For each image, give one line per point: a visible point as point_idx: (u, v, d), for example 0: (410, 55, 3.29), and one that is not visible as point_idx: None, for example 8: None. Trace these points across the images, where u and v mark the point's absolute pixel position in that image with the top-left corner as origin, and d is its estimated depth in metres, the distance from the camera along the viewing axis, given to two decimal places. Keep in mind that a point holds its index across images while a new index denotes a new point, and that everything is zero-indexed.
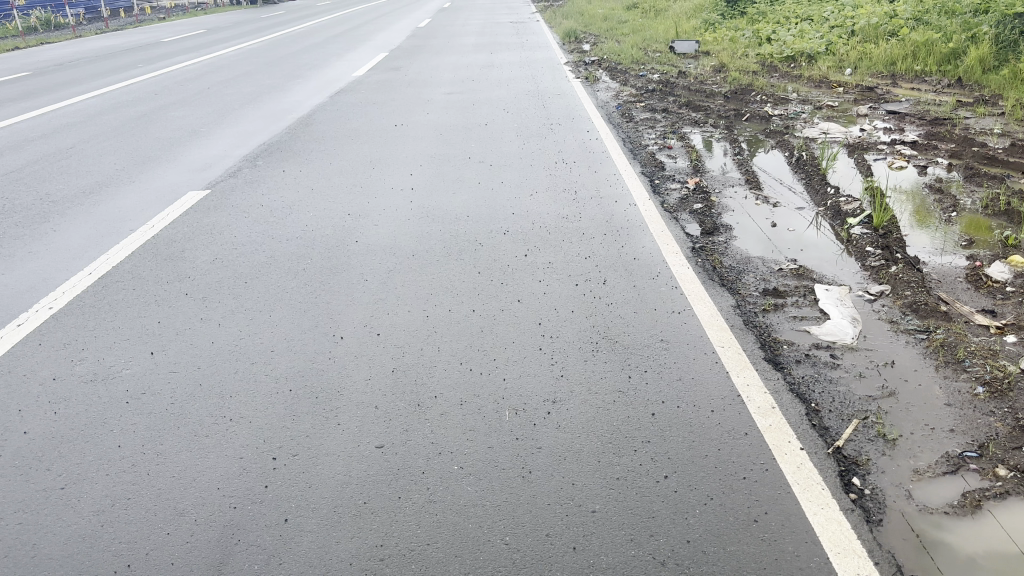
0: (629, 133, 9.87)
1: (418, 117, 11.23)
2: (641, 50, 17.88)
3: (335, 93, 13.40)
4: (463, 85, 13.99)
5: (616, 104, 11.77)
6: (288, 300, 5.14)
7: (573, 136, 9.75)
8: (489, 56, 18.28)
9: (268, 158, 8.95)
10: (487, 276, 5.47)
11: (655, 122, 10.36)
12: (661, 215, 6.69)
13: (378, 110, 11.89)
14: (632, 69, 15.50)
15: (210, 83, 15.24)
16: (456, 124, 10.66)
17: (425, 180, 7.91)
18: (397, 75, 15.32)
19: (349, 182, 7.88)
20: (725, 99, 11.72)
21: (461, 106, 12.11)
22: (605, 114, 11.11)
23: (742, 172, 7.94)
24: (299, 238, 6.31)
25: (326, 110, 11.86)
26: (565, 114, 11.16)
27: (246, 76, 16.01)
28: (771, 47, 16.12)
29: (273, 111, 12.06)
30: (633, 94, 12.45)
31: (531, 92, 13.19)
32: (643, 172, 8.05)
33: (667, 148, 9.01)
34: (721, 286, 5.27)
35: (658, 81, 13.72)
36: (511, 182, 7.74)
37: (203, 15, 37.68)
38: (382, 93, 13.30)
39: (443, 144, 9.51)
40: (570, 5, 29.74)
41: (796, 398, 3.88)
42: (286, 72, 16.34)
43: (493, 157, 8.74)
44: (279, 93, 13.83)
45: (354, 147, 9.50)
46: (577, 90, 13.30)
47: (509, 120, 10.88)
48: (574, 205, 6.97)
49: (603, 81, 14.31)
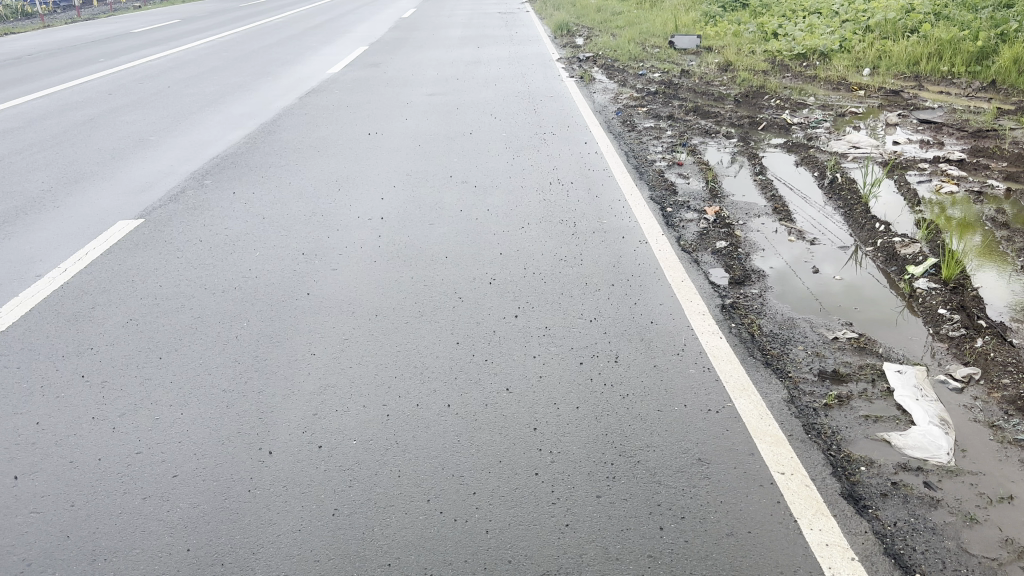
0: (632, 146, 8.73)
1: (395, 124, 10.06)
2: (639, 45, 16.77)
3: (305, 94, 12.17)
4: (447, 85, 12.82)
5: (616, 109, 10.66)
6: (209, 388, 3.99)
7: (568, 149, 8.60)
8: (475, 50, 17.07)
9: (219, 175, 7.79)
10: (465, 348, 4.33)
11: (660, 133, 9.25)
12: (678, 257, 5.55)
13: (350, 114, 10.70)
14: (630, 66, 14.39)
15: (171, 81, 13.97)
16: (437, 133, 9.50)
17: (398, 206, 6.77)
18: (375, 73, 14.12)
19: (308, 208, 6.74)
20: (737, 103, 10.64)
21: (443, 110, 10.94)
22: (604, 121, 9.98)
23: (768, 198, 6.82)
24: (237, 289, 5.15)
25: (293, 115, 10.66)
26: (558, 122, 10.01)
27: (211, 73, 14.74)
28: (779, 43, 15.02)
29: (233, 115, 10.84)
30: (634, 97, 11.35)
31: (522, 94, 12.04)
32: (651, 197, 6.92)
33: (677, 166, 7.86)
34: (766, 364, 4.16)
35: (660, 81, 12.60)
36: (497, 211, 6.60)
37: (180, 2, 36.22)
38: (357, 94, 12.11)
39: (421, 157, 8.36)
40: None
41: (895, 567, 2.78)
42: (255, 69, 15.08)
43: (478, 176, 7.60)
44: (243, 93, 12.59)
45: (320, 161, 8.34)
46: (571, 91, 12.14)
47: (496, 128, 9.73)
48: (572, 243, 5.83)
49: (599, 80, 13.17)
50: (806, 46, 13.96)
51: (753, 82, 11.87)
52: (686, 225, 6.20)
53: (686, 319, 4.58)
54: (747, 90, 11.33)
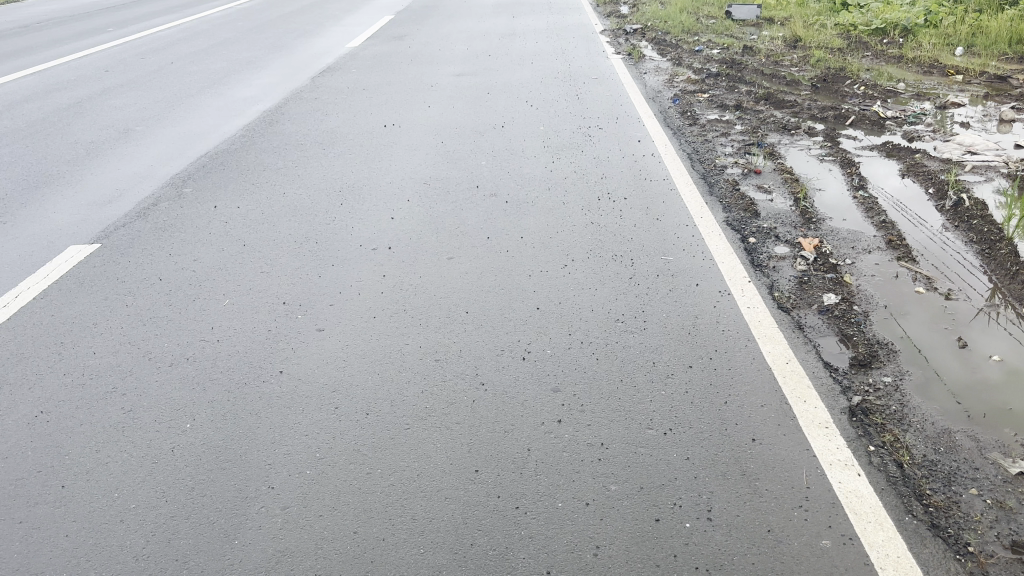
0: (696, 144, 7.31)
1: (415, 113, 8.72)
2: (691, 15, 15.16)
3: (319, 74, 10.86)
4: (477, 63, 11.42)
5: (672, 95, 9.22)
6: (116, 552, 2.75)
7: (617, 150, 7.21)
8: (510, 21, 15.58)
9: (203, 183, 6.55)
10: (487, 478, 3.04)
11: (728, 127, 7.81)
12: (774, 319, 4.19)
13: (366, 99, 9.38)
14: (684, 40, 12.84)
15: (176, 56, 12.73)
16: (464, 126, 8.15)
17: (411, 231, 5.48)
18: (397, 48, 12.75)
19: (300, 232, 5.47)
20: (815, 92, 9.15)
21: (472, 95, 9.57)
22: (659, 111, 8.56)
23: (878, 227, 5.41)
24: (190, 362, 3.91)
25: (301, 100, 9.36)
26: (604, 112, 8.60)
27: (220, 47, 13.45)
28: (852, 15, 13.34)
29: (234, 99, 9.57)
30: (691, 80, 9.87)
31: (562, 74, 10.61)
32: (727, 220, 5.54)
33: (754, 175, 6.45)
34: (930, 526, 2.82)
35: (720, 59, 11.10)
36: (533, 240, 5.27)
37: None
38: (375, 74, 10.77)
39: (444, 160, 7.04)
40: None
41: None
42: (269, 42, 13.77)
43: (509, 190, 6.26)
44: (250, 72, 11.30)
45: (324, 161, 7.06)
46: (617, 72, 10.67)
47: (531, 119, 8.35)
48: (632, 294, 4.49)
49: (650, 57, 11.68)
50: (885, 19, 12.32)
51: (830, 64, 10.33)
52: (778, 265, 4.82)
53: (801, 437, 3.24)
54: (824, 74, 9.81)
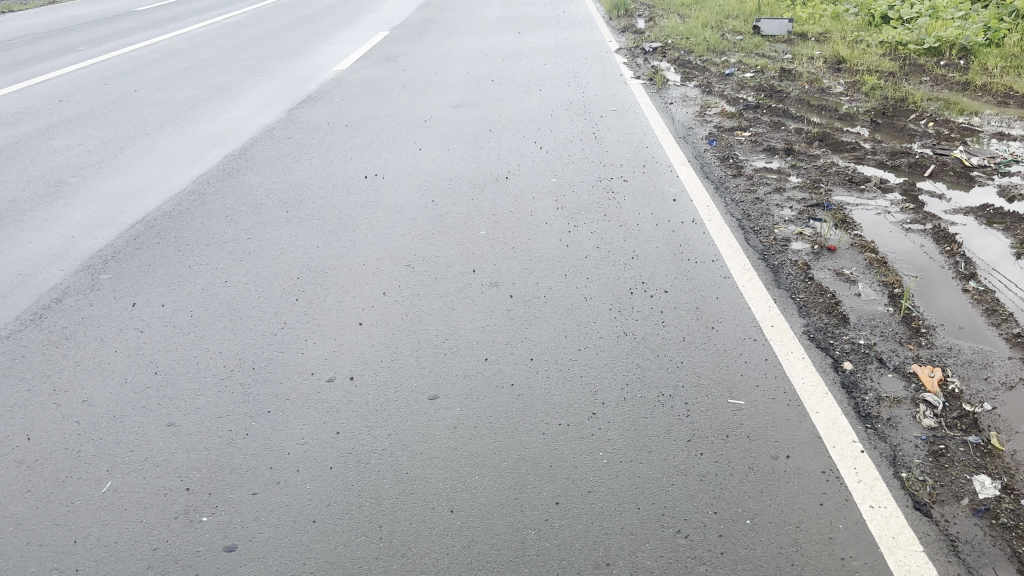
0: (745, 205, 5.90)
1: (403, 160, 7.36)
2: (715, 30, 13.83)
3: (298, 105, 9.54)
4: (479, 90, 10.10)
5: (707, 133, 7.85)
6: None
7: (648, 214, 5.81)
8: (515, 37, 14.26)
9: (129, 264, 5.22)
10: None
11: (781, 179, 6.42)
12: (912, 533, 2.80)
13: (347, 140, 8.02)
14: (711, 60, 11.50)
15: (143, 81, 11.42)
16: (460, 178, 6.78)
17: (382, 346, 4.11)
18: (390, 72, 11.43)
19: (234, 351, 4.09)
20: (876, 129, 7.75)
21: (471, 133, 8.21)
22: (694, 155, 7.18)
23: (1014, 345, 4.00)
24: None
25: (272, 141, 8.02)
26: (627, 158, 7.21)
27: (193, 70, 12.12)
28: (898, 31, 12.00)
29: (195, 139, 8.24)
30: (726, 113, 8.49)
31: (576, 105, 9.26)
32: (807, 330, 4.13)
33: (827, 255, 5.05)
34: None
35: (755, 85, 9.75)
36: (546, 366, 3.88)
37: None
38: (362, 106, 9.43)
39: (433, 229, 5.67)
40: None
41: None
42: (249, 64, 12.47)
43: (514, 276, 4.88)
44: (221, 102, 9.98)
45: (285, 230, 5.70)
46: (638, 102, 9.30)
47: (541, 168, 6.99)
48: (693, 472, 3.07)
49: (675, 81, 10.34)
50: (939, 37, 10.98)
51: (887, 93, 8.93)
52: (894, 419, 3.42)
53: None
54: (883, 106, 8.41)
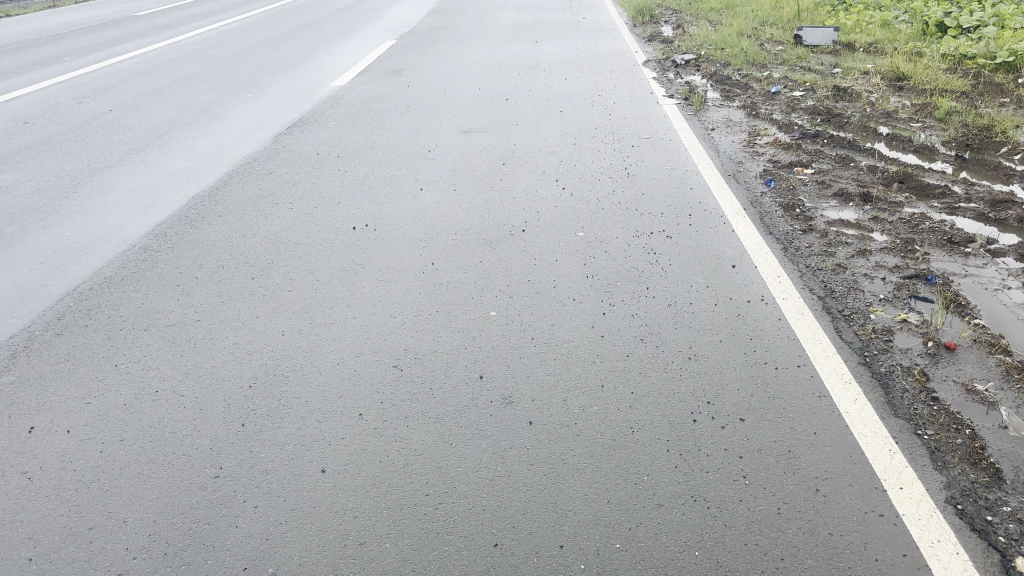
0: (825, 277, 4.70)
1: (400, 204, 6.19)
2: (752, 39, 12.63)
3: (286, 131, 8.41)
4: (492, 114, 8.97)
5: (761, 169, 6.65)
6: None
7: (702, 287, 4.61)
8: (532, 47, 13.09)
9: (39, 361, 4.06)
10: None
11: (864, 238, 5.23)
12: None
13: (336, 177, 6.86)
14: (752, 75, 10.31)
15: (120, 99, 10.34)
16: (467, 231, 5.60)
17: (349, 510, 2.92)
18: (394, 90, 10.29)
19: (143, 521, 2.93)
20: (963, 167, 6.54)
21: (482, 169, 7.03)
22: (751, 200, 5.98)
23: None
24: None
25: (250, 178, 6.88)
26: (668, 203, 6.00)
27: (177, 87, 11.00)
28: (962, 41, 10.75)
29: (163, 175, 7.11)
30: (780, 143, 7.27)
31: (602, 131, 8.08)
32: (953, 498, 2.93)
33: (948, 359, 3.85)
34: None
35: (808, 107, 8.56)
36: (583, 554, 2.68)
37: None
38: (358, 133, 8.28)
39: (432, 309, 4.49)
40: None
41: None
42: (240, 79, 11.37)
43: (534, 385, 3.69)
44: (201, 126, 8.87)
45: (244, 309, 4.53)
46: (675, 128, 8.09)
47: (564, 217, 5.81)
48: None
49: (714, 100, 9.15)
50: (1013, 50, 9.73)
51: (965, 118, 7.70)
52: None
53: None
54: (965, 135, 7.19)
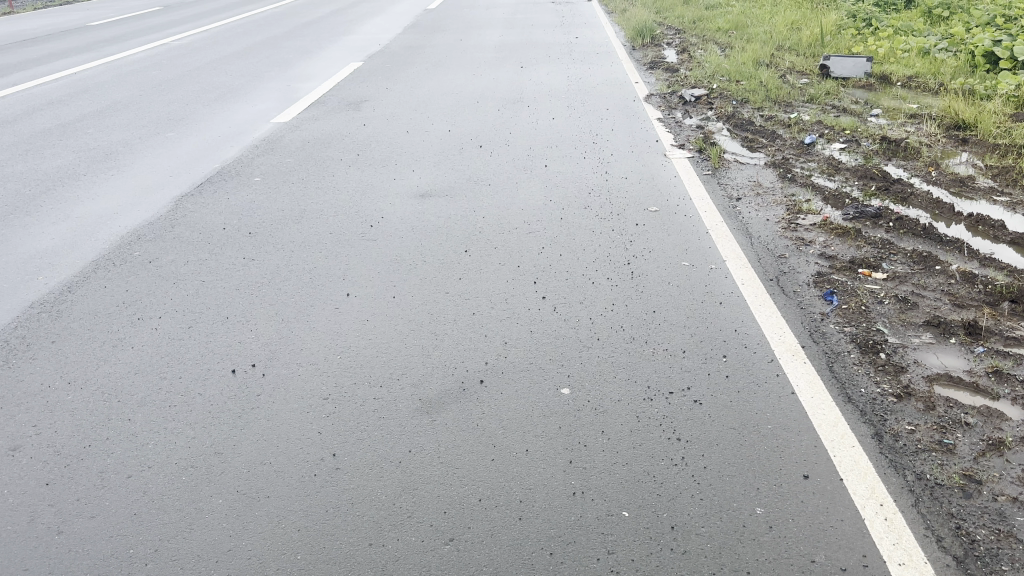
0: (957, 507, 2.93)
1: (311, 320, 4.40)
2: (771, 69, 10.94)
3: (197, 191, 6.66)
4: (458, 168, 7.26)
5: (814, 271, 4.89)
6: None
7: (762, 527, 2.82)
8: (517, 74, 11.36)
9: None
10: None
11: (993, 416, 3.47)
12: None
13: (236, 271, 5.08)
14: (777, 117, 8.59)
15: (13, 137, 8.56)
16: (397, 379, 3.80)
17: None
18: (345, 131, 8.53)
19: None
20: None
21: (435, 259, 5.26)
22: (810, 329, 4.21)
23: None
24: None
25: (121, 271, 5.12)
26: (690, 329, 4.22)
27: (89, 121, 9.22)
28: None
29: (9, 261, 5.32)
30: (832, 226, 5.53)
31: (593, 198, 6.35)
32: None
33: None
34: None
35: (855, 166, 6.83)
36: None
37: None
38: (286, 195, 6.53)
39: (310, 571, 2.68)
40: None
41: None
42: (168, 111, 9.62)
43: None
44: (94, 178, 7.10)
45: (7, 568, 2.75)
46: (691, 195, 6.34)
47: (540, 352, 4.05)
48: None
49: (735, 153, 7.42)
50: None
51: None
52: None
53: None
54: None
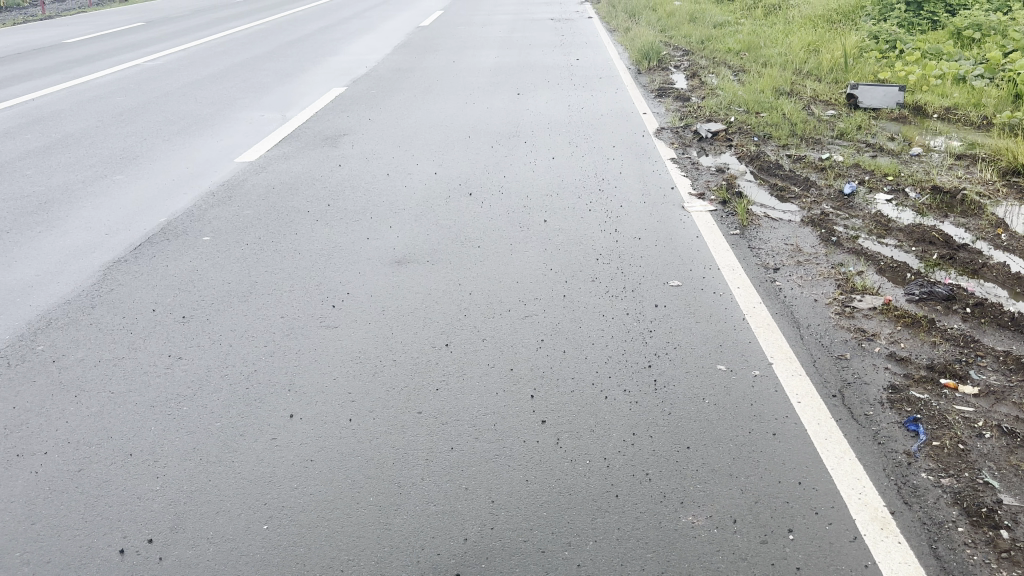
0: None
1: (235, 459, 3.37)
2: (793, 99, 9.94)
3: (133, 257, 5.65)
4: (444, 223, 6.25)
5: (887, 382, 3.87)
6: None
7: None
8: (513, 103, 10.37)
9: None
10: None
11: None
12: None
13: (155, 379, 4.06)
14: (808, 158, 7.59)
15: None
16: (341, 570, 2.77)
17: None
18: (317, 174, 7.53)
19: None
20: None
21: (407, 355, 4.22)
22: (896, 479, 3.19)
23: None
24: None
25: (13, 377, 4.09)
26: (737, 479, 3.18)
27: (32, 159, 8.21)
28: None
29: None
30: (898, 314, 4.50)
31: (602, 267, 5.33)
32: None
33: None
34: None
35: (909, 225, 5.82)
36: None
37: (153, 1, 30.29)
38: (237, 261, 5.51)
39: None
40: None
41: None
42: (123, 148, 8.62)
43: None
44: (17, 236, 6.08)
45: None
46: (719, 263, 5.31)
47: (539, 516, 3.00)
48: None
49: (765, 205, 6.40)
50: None
51: None
52: None
53: None
54: None
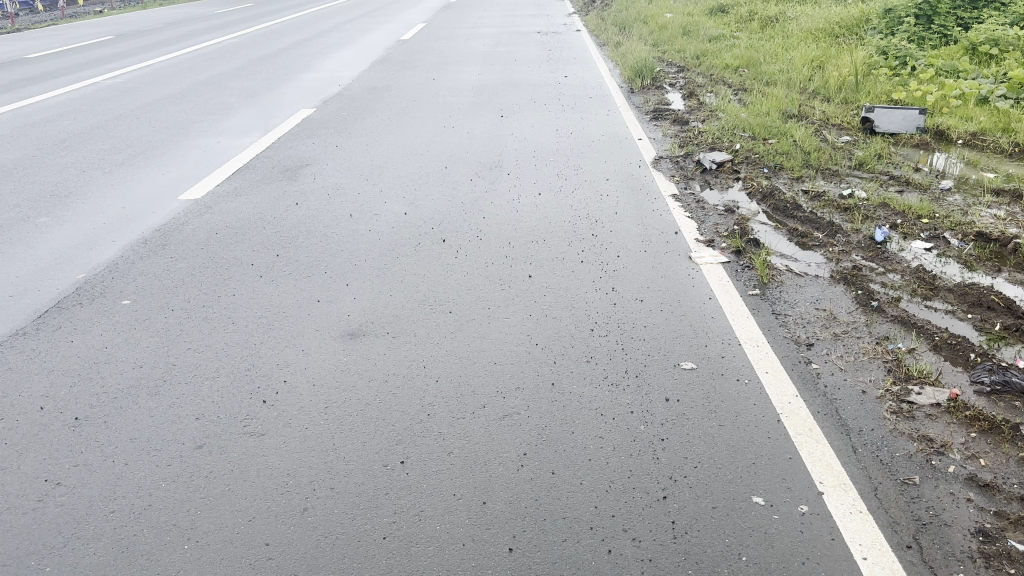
0: None
1: None
2: (802, 122, 9.06)
3: (32, 329, 4.68)
4: (411, 279, 5.32)
5: (976, 525, 2.95)
6: None
7: None
8: (496, 127, 9.47)
9: None
10: None
11: None
12: None
13: (17, 521, 3.10)
14: (828, 195, 6.69)
15: None
16: None
17: None
18: (269, 214, 6.58)
19: None
20: None
21: (351, 481, 3.26)
22: None
23: None
24: None
25: None
26: None
27: None
28: None
29: None
30: (970, 416, 3.60)
31: (598, 342, 4.40)
32: None
33: None
34: None
35: (960, 284, 4.93)
36: None
37: (128, 12, 29.36)
38: (157, 336, 4.55)
39: None
40: (613, 9, 20.94)
41: None
42: (57, 182, 7.66)
43: None
44: None
45: None
46: (739, 337, 4.40)
47: None
48: None
49: (785, 256, 5.49)
50: None
51: None
52: None
53: None
54: None
